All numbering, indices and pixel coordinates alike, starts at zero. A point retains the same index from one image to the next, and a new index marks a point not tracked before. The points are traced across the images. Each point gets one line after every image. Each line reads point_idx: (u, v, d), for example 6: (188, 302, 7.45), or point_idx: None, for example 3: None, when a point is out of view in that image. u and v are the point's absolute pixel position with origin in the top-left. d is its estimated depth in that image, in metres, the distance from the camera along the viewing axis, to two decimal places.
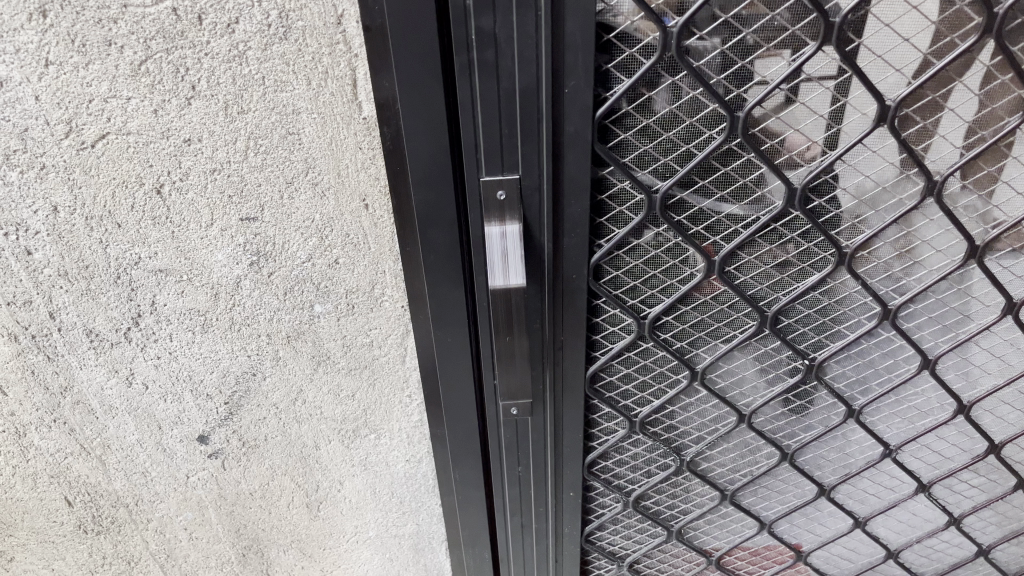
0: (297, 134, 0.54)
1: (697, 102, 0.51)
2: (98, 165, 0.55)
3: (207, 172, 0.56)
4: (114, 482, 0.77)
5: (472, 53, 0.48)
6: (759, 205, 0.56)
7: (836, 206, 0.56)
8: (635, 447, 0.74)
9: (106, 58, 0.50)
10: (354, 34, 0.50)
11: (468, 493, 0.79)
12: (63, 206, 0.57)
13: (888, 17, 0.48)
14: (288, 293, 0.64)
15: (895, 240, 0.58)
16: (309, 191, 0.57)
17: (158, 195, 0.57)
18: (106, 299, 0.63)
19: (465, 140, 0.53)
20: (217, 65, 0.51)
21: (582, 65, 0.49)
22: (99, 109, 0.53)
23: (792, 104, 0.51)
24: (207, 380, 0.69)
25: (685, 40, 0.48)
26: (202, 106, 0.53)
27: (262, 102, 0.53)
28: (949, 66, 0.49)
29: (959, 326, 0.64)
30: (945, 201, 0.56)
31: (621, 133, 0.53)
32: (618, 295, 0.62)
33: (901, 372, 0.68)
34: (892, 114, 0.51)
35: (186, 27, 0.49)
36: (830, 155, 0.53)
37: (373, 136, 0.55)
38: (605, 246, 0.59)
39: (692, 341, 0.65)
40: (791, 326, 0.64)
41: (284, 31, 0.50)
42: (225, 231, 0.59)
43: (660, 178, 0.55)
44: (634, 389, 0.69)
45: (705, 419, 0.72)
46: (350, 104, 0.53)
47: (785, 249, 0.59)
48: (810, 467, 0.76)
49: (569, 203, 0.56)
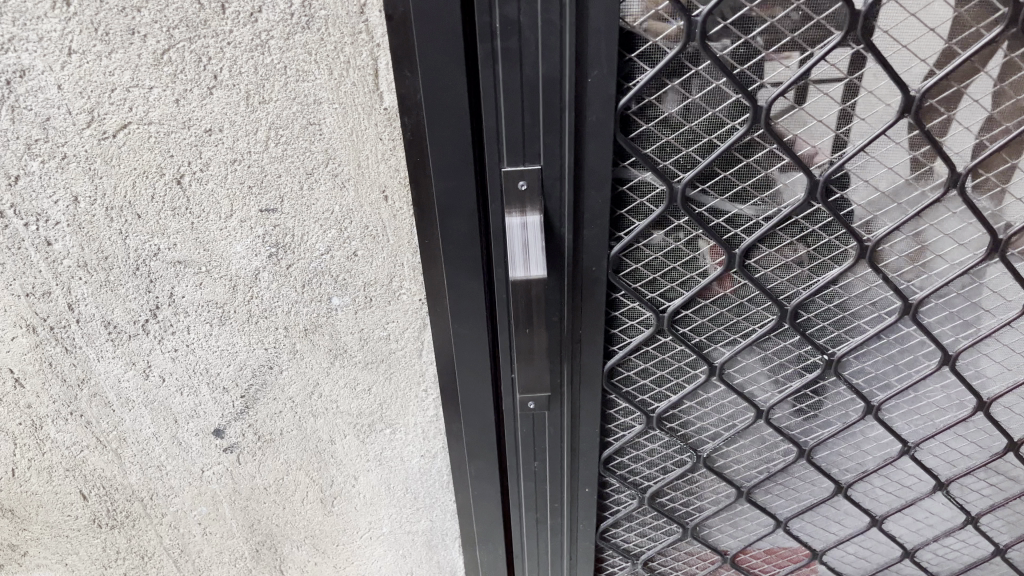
0: (319, 124, 0.54)
1: (720, 92, 0.51)
2: (119, 155, 0.55)
3: (228, 163, 0.56)
4: (129, 475, 0.77)
5: (495, 41, 0.49)
6: (780, 197, 0.56)
7: (858, 198, 0.56)
8: (652, 442, 0.74)
9: (129, 47, 0.50)
10: (377, 23, 0.50)
11: (484, 488, 0.79)
12: (84, 196, 0.57)
13: (914, 6, 0.47)
14: (306, 285, 0.64)
15: (917, 233, 0.58)
16: (329, 183, 0.57)
17: (178, 185, 0.57)
18: (124, 291, 0.63)
19: (487, 129, 0.53)
20: (240, 54, 0.51)
21: (606, 55, 0.49)
22: (121, 98, 0.53)
23: (815, 94, 0.51)
24: (224, 373, 0.69)
25: (710, 29, 0.48)
26: (223, 96, 0.53)
27: (284, 92, 0.53)
28: (973, 56, 0.49)
29: (980, 321, 0.63)
30: (968, 194, 0.55)
31: (643, 124, 0.53)
32: (637, 288, 0.62)
33: (921, 368, 0.67)
34: (916, 105, 0.51)
35: (210, 16, 0.49)
36: (853, 147, 0.53)
37: (394, 127, 0.55)
38: (625, 239, 0.59)
39: (710, 335, 0.65)
40: (811, 320, 0.64)
41: (307, 19, 0.50)
42: (244, 222, 0.59)
43: (681, 169, 0.55)
44: (651, 384, 0.69)
45: (722, 415, 0.72)
46: (371, 94, 0.53)
47: (806, 242, 0.58)
48: (827, 464, 0.76)
49: (590, 194, 0.56)
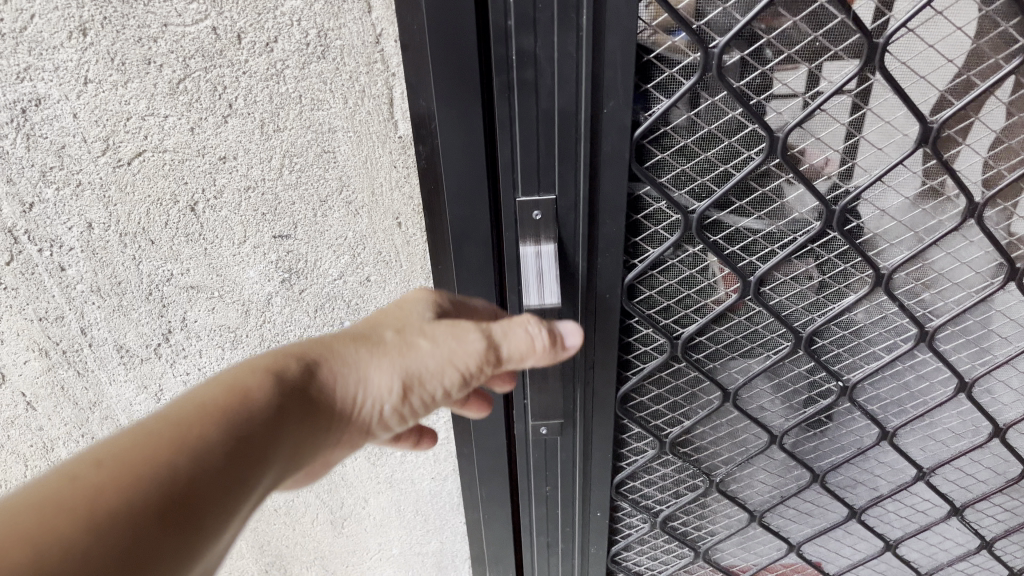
0: (333, 152, 0.54)
1: (737, 122, 0.51)
2: (134, 182, 0.55)
3: (242, 190, 0.56)
4: None
5: (511, 72, 0.49)
6: (796, 225, 0.55)
7: (875, 227, 0.55)
8: (664, 467, 0.74)
9: (145, 76, 0.50)
10: (392, 53, 0.50)
11: (494, 512, 0.78)
12: (98, 223, 0.57)
13: (933, 38, 0.47)
14: (319, 310, 0.64)
15: (934, 262, 0.57)
16: (342, 210, 0.57)
17: (192, 212, 0.57)
18: (137, 316, 0.63)
19: (502, 158, 0.53)
20: (255, 83, 0.51)
21: (622, 86, 0.49)
22: (136, 127, 0.53)
23: (832, 124, 0.50)
24: None
25: (727, 60, 0.48)
26: (238, 124, 0.53)
27: (298, 120, 0.53)
28: (992, 87, 0.48)
29: (997, 348, 0.63)
30: (987, 223, 0.55)
31: (658, 153, 0.53)
32: (651, 314, 0.62)
33: (936, 395, 0.67)
34: (934, 135, 0.50)
35: (225, 46, 0.49)
36: (870, 176, 0.52)
37: (409, 155, 0.55)
38: (639, 266, 0.59)
39: (724, 361, 0.65)
40: (826, 347, 0.63)
41: (323, 49, 0.50)
42: (257, 248, 0.59)
43: (697, 198, 0.55)
44: (664, 409, 0.69)
45: (735, 440, 0.71)
46: (386, 122, 0.53)
47: (821, 270, 0.58)
48: (841, 490, 0.75)
49: (604, 222, 0.56)
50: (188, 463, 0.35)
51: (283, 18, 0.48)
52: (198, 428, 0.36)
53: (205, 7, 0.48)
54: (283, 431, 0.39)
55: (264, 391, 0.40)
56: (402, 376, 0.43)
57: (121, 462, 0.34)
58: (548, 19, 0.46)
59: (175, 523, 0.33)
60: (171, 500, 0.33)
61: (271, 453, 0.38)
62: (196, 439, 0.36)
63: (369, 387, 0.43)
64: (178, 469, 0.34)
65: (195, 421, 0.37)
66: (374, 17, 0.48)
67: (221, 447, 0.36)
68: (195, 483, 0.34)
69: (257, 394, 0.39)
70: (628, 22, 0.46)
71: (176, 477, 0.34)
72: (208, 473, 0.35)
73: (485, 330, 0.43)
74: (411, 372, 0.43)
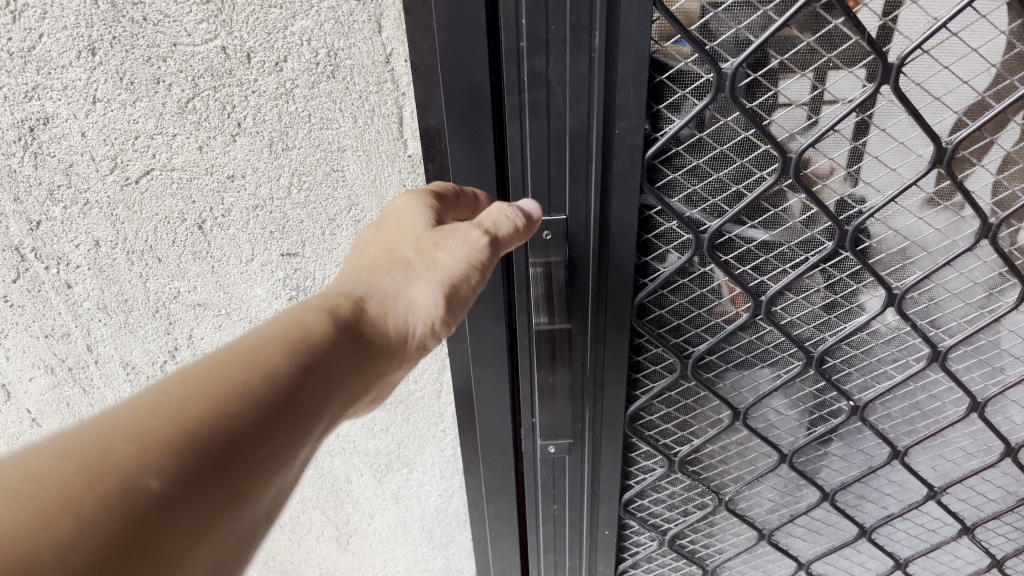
0: (342, 170, 0.54)
1: (749, 142, 0.50)
2: (142, 200, 0.55)
3: (250, 208, 0.56)
4: None
5: (523, 92, 0.49)
6: (808, 245, 0.55)
7: (887, 247, 0.55)
8: (673, 485, 0.73)
9: (154, 95, 0.50)
10: (403, 73, 0.50)
11: (501, 530, 0.78)
12: (105, 241, 0.57)
13: (948, 59, 0.46)
14: None
15: (948, 282, 0.57)
16: (351, 228, 0.57)
17: (200, 230, 0.57)
18: (143, 333, 0.62)
19: (513, 176, 0.53)
20: (264, 102, 0.51)
21: (634, 106, 0.49)
22: (144, 145, 0.52)
23: (846, 144, 0.50)
24: None
25: (740, 81, 0.48)
26: (247, 143, 0.53)
27: (307, 139, 0.53)
28: (1007, 108, 0.48)
29: (1011, 369, 0.62)
30: (1001, 244, 0.54)
31: (670, 173, 0.53)
32: (661, 333, 0.62)
33: (948, 415, 0.66)
34: (949, 156, 0.50)
35: (235, 65, 0.49)
36: (883, 197, 0.52)
37: (418, 174, 0.54)
38: (650, 285, 0.58)
39: (734, 381, 0.64)
40: (837, 366, 0.63)
41: (332, 69, 0.49)
42: (265, 266, 0.59)
43: (708, 218, 0.54)
44: (673, 428, 0.69)
45: (744, 458, 0.71)
46: (396, 142, 0.53)
47: (833, 290, 0.58)
48: (851, 508, 0.75)
49: (615, 241, 0.55)
50: (239, 408, 0.32)
51: (293, 38, 0.48)
52: (259, 365, 0.34)
53: (215, 26, 0.48)
54: (338, 366, 0.37)
55: (323, 326, 0.37)
56: (444, 294, 0.40)
57: (172, 404, 0.31)
58: (561, 40, 0.46)
59: (222, 474, 0.31)
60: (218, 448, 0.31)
61: (325, 394, 0.36)
62: (247, 384, 0.33)
63: (416, 311, 0.40)
64: (228, 417, 0.32)
65: (248, 361, 0.34)
66: (385, 37, 0.48)
67: (273, 387, 0.34)
68: (246, 432, 0.32)
69: (314, 333, 0.37)
70: (640, 43, 0.46)
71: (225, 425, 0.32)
72: (259, 419, 0.33)
73: (481, 225, 0.43)
74: (448, 283, 0.40)
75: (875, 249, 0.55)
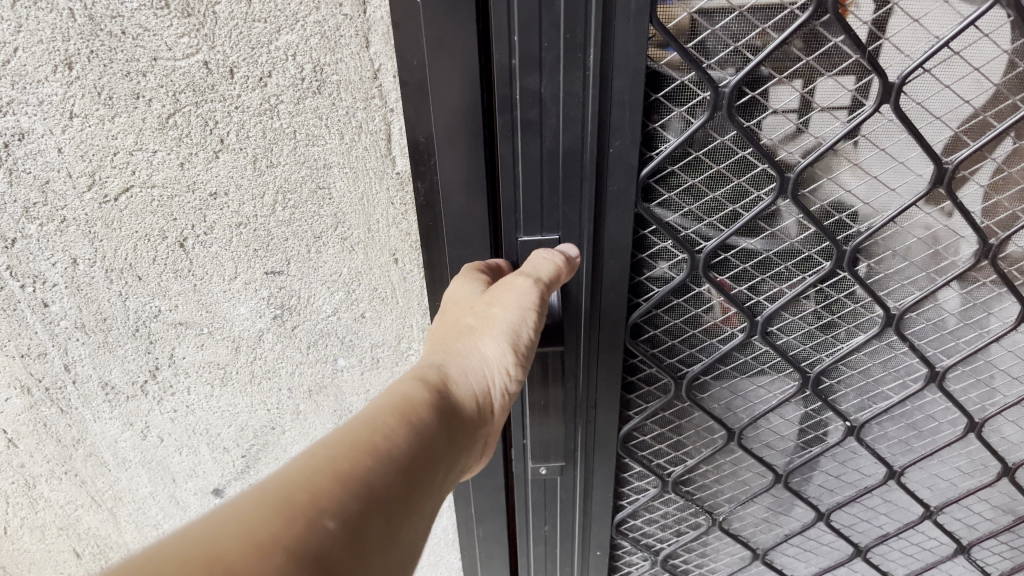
0: (328, 188, 0.53)
1: (746, 161, 0.49)
2: (121, 218, 0.53)
3: (233, 226, 0.54)
4: (126, 532, 0.76)
5: (515, 112, 0.47)
6: (805, 265, 0.54)
7: (886, 268, 0.54)
8: (666, 505, 0.72)
9: (133, 110, 0.49)
10: (391, 88, 0.48)
11: (490, 552, 0.76)
12: (83, 259, 0.55)
13: (949, 78, 0.45)
14: (311, 347, 0.62)
15: (946, 303, 0.56)
16: (337, 246, 0.56)
17: (182, 248, 0.55)
18: (123, 352, 0.61)
19: (505, 198, 0.52)
20: (248, 118, 0.49)
21: (628, 126, 0.48)
22: (123, 161, 0.51)
23: (846, 163, 0.49)
24: (224, 433, 0.67)
25: (737, 99, 0.46)
26: (230, 159, 0.51)
27: (292, 156, 0.51)
28: (1009, 128, 0.47)
29: (1008, 389, 0.61)
30: (1001, 264, 0.53)
31: (665, 191, 0.52)
32: (654, 353, 0.61)
33: (945, 436, 0.65)
34: (949, 176, 0.48)
35: (218, 80, 0.48)
36: (883, 217, 0.51)
37: (406, 191, 0.53)
38: (644, 305, 0.57)
39: (729, 401, 0.63)
40: (833, 387, 0.62)
41: (319, 84, 0.48)
42: (248, 284, 0.57)
43: (704, 237, 0.53)
44: (667, 448, 0.67)
45: (738, 479, 0.70)
46: (383, 159, 0.51)
47: (830, 310, 0.57)
48: (846, 528, 0.74)
49: (608, 262, 0.54)
50: (380, 470, 0.33)
51: (278, 53, 0.47)
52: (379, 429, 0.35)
53: (197, 40, 0.46)
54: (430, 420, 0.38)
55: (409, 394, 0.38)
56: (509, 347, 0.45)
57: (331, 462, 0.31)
58: (554, 58, 0.45)
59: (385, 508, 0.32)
60: (373, 507, 0.31)
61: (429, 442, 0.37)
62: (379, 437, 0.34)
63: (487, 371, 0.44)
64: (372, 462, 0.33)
65: (373, 429, 0.35)
66: (373, 53, 0.47)
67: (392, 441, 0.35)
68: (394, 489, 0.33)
69: (419, 405, 0.38)
70: (635, 61, 0.45)
71: (373, 485, 0.32)
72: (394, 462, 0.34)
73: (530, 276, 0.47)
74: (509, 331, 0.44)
75: (873, 271, 0.54)
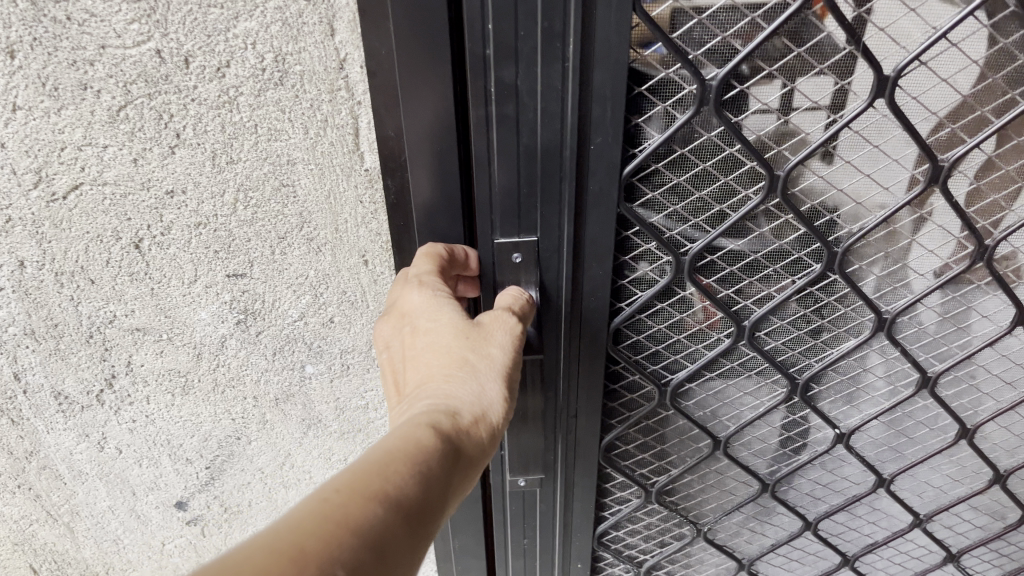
0: (292, 186, 0.50)
1: (734, 158, 0.47)
2: (71, 218, 0.50)
3: (192, 226, 0.51)
4: (84, 548, 0.72)
5: (490, 105, 0.44)
6: (795, 268, 0.52)
7: (877, 270, 0.52)
8: (649, 516, 0.70)
9: (81, 102, 0.45)
10: (358, 80, 0.45)
11: (468, 565, 0.74)
12: (31, 261, 0.52)
13: (946, 71, 0.43)
14: (277, 354, 0.59)
15: (940, 305, 0.54)
16: (303, 247, 0.53)
17: (137, 250, 0.52)
18: (76, 360, 0.57)
19: (480, 198, 0.49)
20: (206, 111, 0.46)
21: (610, 122, 0.45)
22: (72, 157, 0.47)
23: (837, 161, 0.47)
24: (187, 444, 0.64)
25: (724, 93, 0.44)
26: (186, 155, 0.48)
27: (254, 151, 0.48)
28: (1008, 124, 0.45)
29: (1001, 394, 0.59)
30: (997, 266, 0.51)
31: (648, 190, 0.49)
32: (637, 360, 0.58)
33: (936, 443, 0.63)
34: (945, 174, 0.46)
35: (172, 70, 0.44)
36: (876, 217, 0.49)
37: (376, 189, 0.50)
38: (627, 309, 0.55)
39: (714, 409, 0.61)
40: (822, 394, 0.60)
41: (281, 75, 0.45)
42: (209, 287, 0.54)
43: (689, 239, 0.50)
44: (650, 458, 0.65)
45: (723, 488, 0.67)
46: (351, 154, 0.48)
47: (820, 314, 0.54)
48: (833, 537, 0.72)
49: (589, 265, 0.52)
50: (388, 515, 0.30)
51: (236, 41, 0.44)
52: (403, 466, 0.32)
53: (148, 27, 0.43)
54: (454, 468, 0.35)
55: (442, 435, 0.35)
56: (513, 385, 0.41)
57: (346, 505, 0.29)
58: (530, 49, 0.42)
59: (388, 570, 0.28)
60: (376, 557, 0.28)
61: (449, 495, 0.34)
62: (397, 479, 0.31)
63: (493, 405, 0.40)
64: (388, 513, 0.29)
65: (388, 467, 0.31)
66: (338, 41, 0.44)
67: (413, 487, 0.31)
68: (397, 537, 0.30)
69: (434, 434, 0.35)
70: (617, 53, 0.42)
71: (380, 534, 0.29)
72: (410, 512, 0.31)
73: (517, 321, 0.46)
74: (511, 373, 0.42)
75: (865, 274, 0.52)
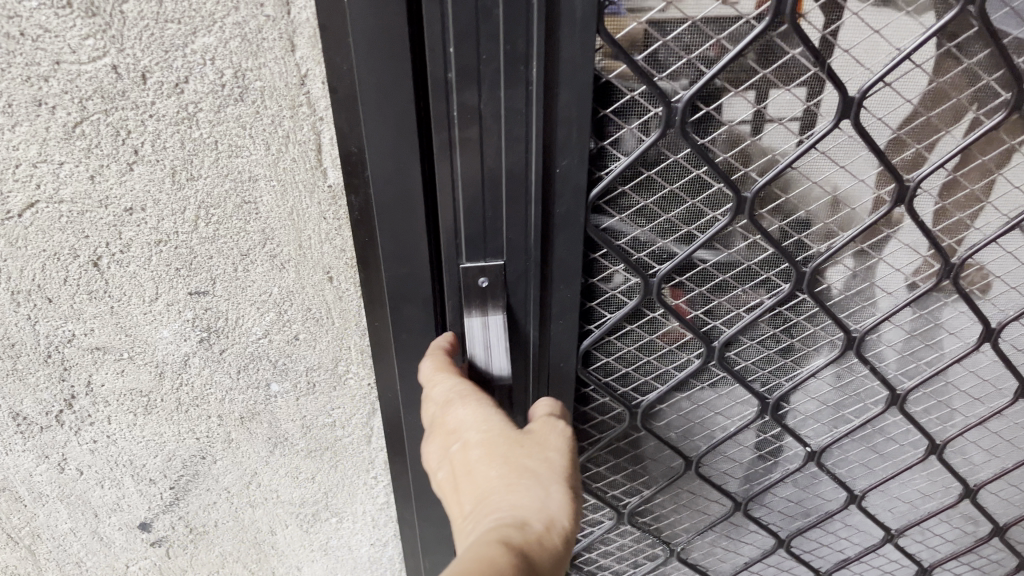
0: (254, 203, 0.49)
1: (702, 179, 0.47)
2: (26, 235, 0.49)
3: (152, 243, 0.50)
4: (45, 571, 0.70)
5: (453, 129, 0.44)
6: (765, 287, 0.52)
7: (846, 289, 0.52)
8: (623, 536, 0.70)
9: (36, 119, 0.44)
10: (320, 96, 0.45)
11: None
12: None
13: (908, 92, 0.43)
14: (242, 371, 0.58)
15: (908, 323, 0.54)
16: (267, 264, 0.52)
17: (96, 268, 0.51)
18: (34, 380, 0.56)
19: (444, 224, 0.48)
20: (164, 127, 0.45)
21: (574, 142, 0.45)
22: (27, 174, 0.47)
23: (804, 182, 0.47)
24: (150, 465, 0.62)
25: (692, 114, 0.44)
26: (145, 172, 0.47)
27: (214, 168, 0.47)
28: (973, 143, 0.45)
29: (969, 410, 0.60)
30: (963, 283, 0.51)
31: (615, 214, 0.49)
32: (609, 384, 0.58)
33: (906, 458, 0.64)
34: (910, 194, 0.47)
35: (129, 86, 0.44)
36: (843, 237, 0.49)
37: (339, 206, 0.50)
38: (597, 331, 0.55)
39: (686, 429, 0.61)
40: (793, 413, 0.60)
41: (241, 91, 0.44)
42: (171, 305, 0.53)
43: (658, 263, 0.51)
44: (623, 478, 0.65)
45: (696, 507, 0.67)
46: (313, 171, 0.48)
47: (790, 333, 0.55)
48: (807, 554, 0.72)
49: (556, 286, 0.52)
50: None
51: (195, 57, 0.43)
52: None
53: (103, 43, 0.42)
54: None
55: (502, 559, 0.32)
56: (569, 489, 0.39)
57: None
58: (494, 71, 0.42)
59: None
60: None
61: None
62: None
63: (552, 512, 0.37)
64: None
65: None
66: (298, 57, 0.43)
67: None
68: None
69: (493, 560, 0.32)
70: (582, 73, 0.42)
71: None
72: None
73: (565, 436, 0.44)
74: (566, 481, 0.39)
75: (831, 290, 0.52)
